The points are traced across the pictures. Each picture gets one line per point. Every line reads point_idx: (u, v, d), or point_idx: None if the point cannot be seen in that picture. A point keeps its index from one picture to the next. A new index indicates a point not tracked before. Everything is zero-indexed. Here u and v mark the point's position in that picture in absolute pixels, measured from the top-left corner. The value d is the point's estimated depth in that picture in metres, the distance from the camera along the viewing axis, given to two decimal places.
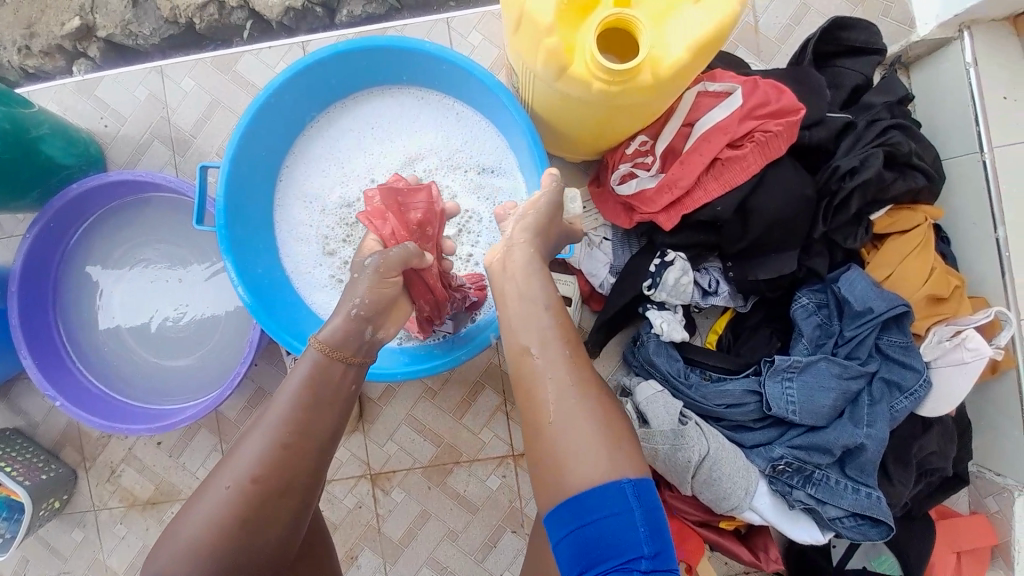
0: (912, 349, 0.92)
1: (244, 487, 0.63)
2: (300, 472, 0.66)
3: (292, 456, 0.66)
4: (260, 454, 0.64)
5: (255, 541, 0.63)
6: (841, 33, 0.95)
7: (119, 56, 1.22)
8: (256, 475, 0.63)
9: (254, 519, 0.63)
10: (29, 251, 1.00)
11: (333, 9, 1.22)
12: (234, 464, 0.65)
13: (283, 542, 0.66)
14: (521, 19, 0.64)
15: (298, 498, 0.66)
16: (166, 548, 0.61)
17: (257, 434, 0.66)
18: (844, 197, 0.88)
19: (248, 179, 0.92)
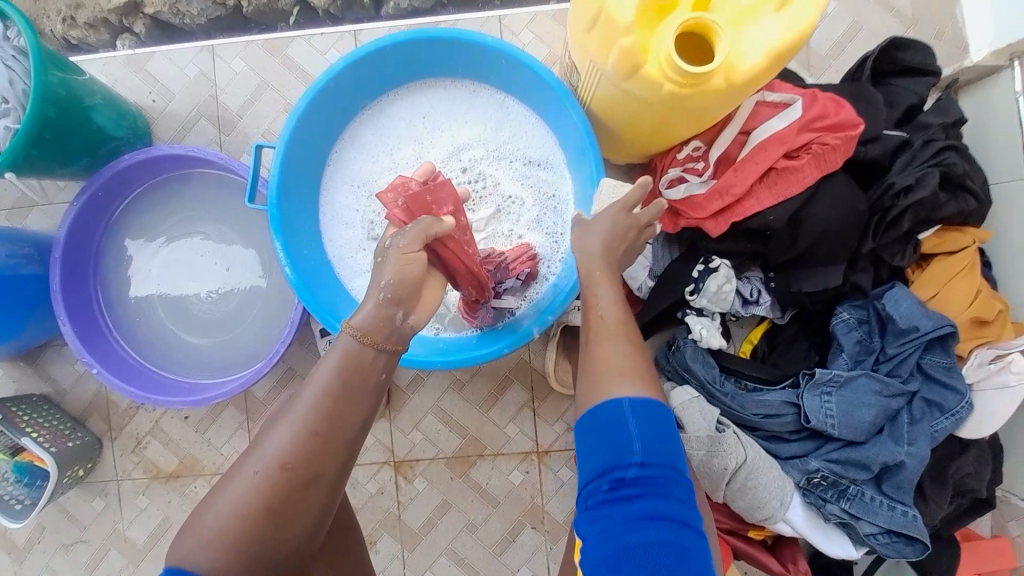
0: (955, 371, 0.93)
1: (273, 472, 0.61)
2: (333, 461, 0.64)
3: (321, 446, 0.63)
4: (292, 442, 0.62)
5: (282, 530, 0.61)
6: (898, 53, 0.95)
7: (161, 33, 1.19)
8: (287, 462, 0.61)
9: (282, 508, 0.61)
10: (73, 220, 1.00)
11: (379, 1, 1.18)
12: (267, 447, 0.63)
13: (311, 533, 0.63)
14: (599, 17, 0.65)
15: (330, 488, 0.64)
16: (194, 530, 0.59)
17: (288, 420, 0.64)
18: (897, 215, 0.89)
19: (301, 162, 0.93)
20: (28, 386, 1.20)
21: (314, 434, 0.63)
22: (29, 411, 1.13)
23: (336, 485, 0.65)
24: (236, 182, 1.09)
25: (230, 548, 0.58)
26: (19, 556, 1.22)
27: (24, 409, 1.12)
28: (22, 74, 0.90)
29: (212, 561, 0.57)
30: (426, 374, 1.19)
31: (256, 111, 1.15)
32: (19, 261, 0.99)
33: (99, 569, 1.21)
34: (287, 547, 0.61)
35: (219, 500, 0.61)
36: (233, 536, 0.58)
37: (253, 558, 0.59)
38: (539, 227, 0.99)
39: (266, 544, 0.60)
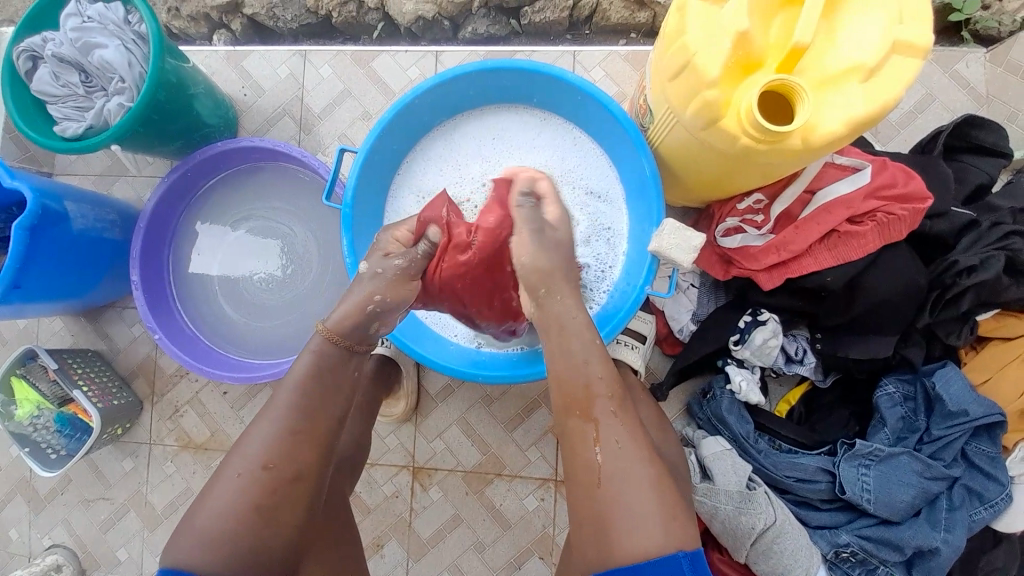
0: (999, 462, 0.90)
1: (257, 473, 0.67)
2: (312, 456, 0.70)
3: (300, 441, 0.70)
4: (269, 443, 0.68)
5: (272, 525, 0.66)
6: (972, 131, 0.96)
7: (257, 35, 1.26)
8: (268, 462, 0.67)
9: (269, 505, 0.66)
10: (161, 195, 1.08)
11: (459, 24, 1.21)
12: (248, 451, 0.68)
13: (302, 522, 0.70)
14: (686, 68, 0.68)
15: (314, 481, 0.70)
16: (184, 536, 0.65)
17: (265, 422, 0.70)
18: (957, 293, 0.88)
19: (376, 167, 0.97)
20: (85, 341, 1.27)
21: (295, 436, 0.69)
22: (85, 367, 1.19)
23: (318, 476, 0.71)
24: (310, 177, 1.16)
25: (226, 544, 0.64)
26: (39, 505, 1.26)
27: (80, 363, 1.18)
28: (140, 57, 0.96)
29: (207, 556, 0.63)
30: (456, 385, 1.21)
31: (336, 116, 1.20)
32: (104, 226, 1.07)
33: (115, 529, 1.24)
34: (282, 537, 0.67)
35: (207, 505, 0.66)
36: (226, 535, 0.64)
37: (248, 553, 0.65)
38: (592, 256, 1.02)
39: (258, 537, 0.65)
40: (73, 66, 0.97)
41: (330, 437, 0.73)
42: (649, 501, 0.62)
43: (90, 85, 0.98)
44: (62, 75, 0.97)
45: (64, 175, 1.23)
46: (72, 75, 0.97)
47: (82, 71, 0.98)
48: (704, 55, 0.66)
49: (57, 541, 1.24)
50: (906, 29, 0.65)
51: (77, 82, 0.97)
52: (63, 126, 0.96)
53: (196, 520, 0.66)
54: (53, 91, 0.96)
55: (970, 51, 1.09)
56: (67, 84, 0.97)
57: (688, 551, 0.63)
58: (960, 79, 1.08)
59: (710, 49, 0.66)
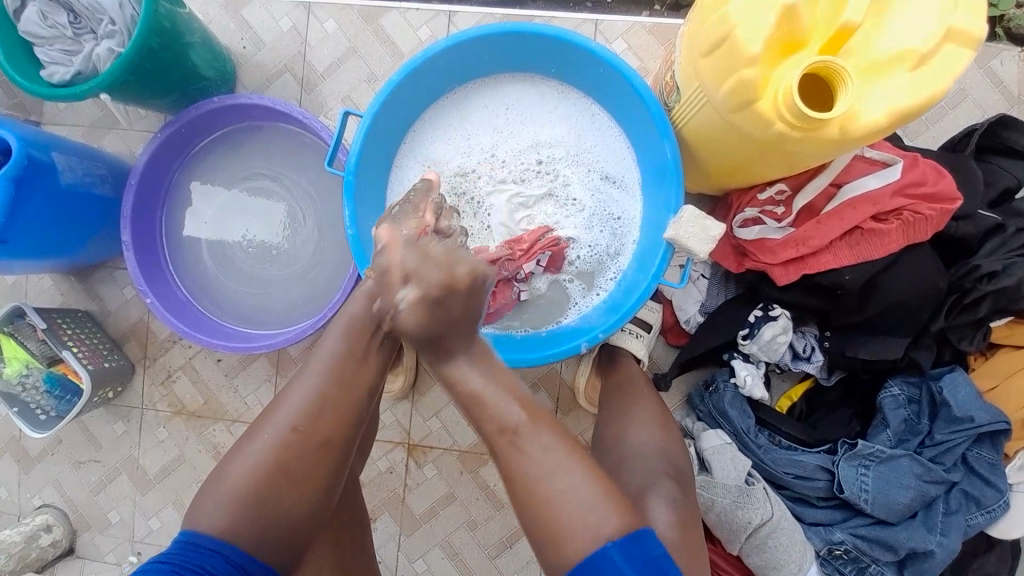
0: (1000, 470, 0.90)
1: (286, 434, 0.64)
2: (342, 427, 0.66)
3: (332, 407, 0.66)
4: (301, 405, 0.65)
5: (295, 488, 0.64)
6: (1004, 131, 0.92)
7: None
8: (296, 425, 0.64)
9: (294, 468, 0.64)
10: (153, 151, 1.03)
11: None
12: (279, 412, 0.66)
13: (327, 489, 0.67)
14: (723, 43, 0.64)
15: (342, 450, 0.67)
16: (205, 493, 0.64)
17: (299, 382, 0.67)
18: (976, 298, 0.87)
19: (382, 134, 0.93)
20: (75, 301, 1.23)
21: (327, 402, 0.66)
22: (75, 327, 1.16)
23: (346, 448, 0.67)
24: (312, 140, 1.11)
25: (243, 506, 0.62)
26: (28, 464, 1.24)
27: (69, 323, 1.15)
28: None
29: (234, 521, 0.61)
30: None
31: (340, 77, 1.14)
32: (94, 180, 1.02)
33: (106, 491, 1.23)
34: (305, 503, 0.64)
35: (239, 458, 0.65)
36: (245, 494, 0.63)
37: (268, 518, 0.63)
38: (601, 239, 0.98)
39: (279, 499, 0.63)
40: (62, 7, 0.92)
41: (363, 408, 0.69)
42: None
43: (78, 26, 0.92)
44: (50, 15, 0.91)
45: (52, 125, 1.17)
46: (60, 16, 0.91)
47: (71, 12, 0.92)
48: (747, 28, 0.61)
49: (47, 501, 1.24)
50: (962, 16, 0.61)
51: (65, 23, 0.91)
52: (50, 70, 0.91)
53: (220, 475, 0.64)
54: (40, 32, 0.90)
55: (1006, 47, 1.04)
56: (54, 25, 0.91)
57: (621, 538, 0.59)
58: (994, 75, 1.04)
59: (754, 23, 0.61)
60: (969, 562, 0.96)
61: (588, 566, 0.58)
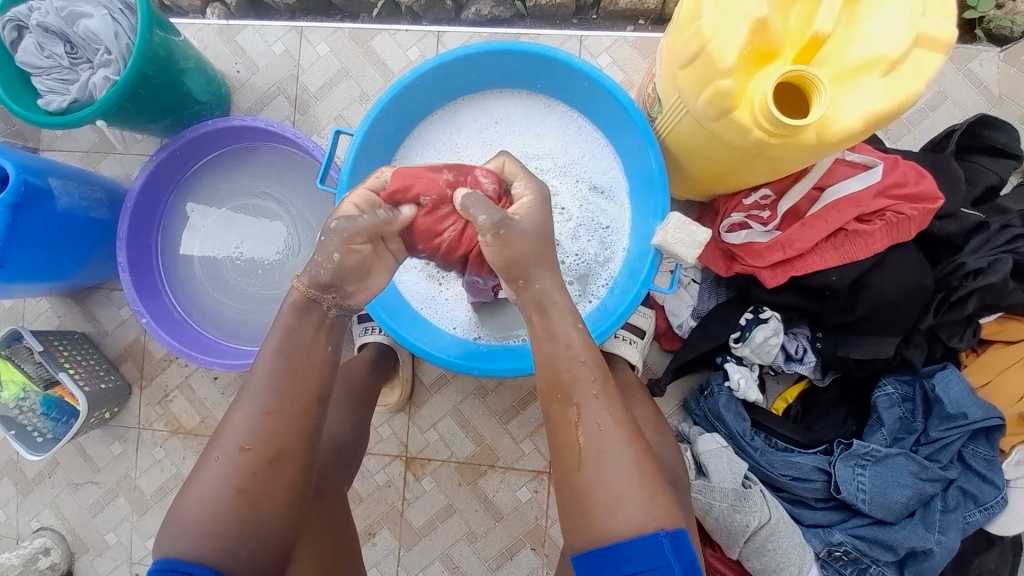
0: (995, 465, 0.90)
1: (235, 456, 0.64)
2: (293, 440, 0.66)
3: (281, 422, 0.66)
4: (246, 423, 0.65)
5: (259, 507, 0.64)
6: (984, 131, 0.94)
7: (252, 9, 1.19)
8: (245, 445, 0.64)
9: (252, 489, 0.64)
10: (147, 174, 1.04)
11: (462, 4, 1.15)
12: (226, 436, 0.65)
13: (294, 504, 0.67)
14: (700, 55, 0.65)
15: (301, 462, 0.67)
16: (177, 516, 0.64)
17: (245, 400, 0.67)
18: (963, 295, 0.88)
19: (372, 151, 0.94)
20: (72, 323, 1.24)
21: (283, 416, 0.66)
22: (71, 348, 1.16)
23: (304, 460, 0.67)
24: (304, 159, 1.12)
25: (217, 529, 0.62)
26: (26, 488, 1.24)
27: (66, 346, 1.15)
28: (127, 28, 0.92)
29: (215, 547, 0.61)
30: (450, 376, 1.20)
31: (332, 98, 1.16)
32: (90, 204, 1.03)
33: (104, 513, 1.23)
34: (273, 519, 0.65)
35: (193, 488, 0.64)
36: (216, 519, 0.62)
37: (238, 539, 0.63)
38: (591, 248, 0.99)
39: (247, 521, 0.63)
40: (58, 37, 0.93)
41: (315, 418, 0.68)
42: (647, 498, 0.62)
43: (75, 56, 0.94)
44: (47, 46, 0.93)
45: (49, 150, 1.19)
46: (56, 46, 0.93)
47: (67, 42, 0.94)
48: (721, 40, 0.63)
49: (45, 523, 1.23)
50: (930, 22, 0.63)
51: (61, 53, 0.93)
52: (46, 99, 0.92)
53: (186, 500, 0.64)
54: (37, 62, 0.92)
55: (985, 48, 1.06)
56: (52, 55, 0.93)
57: (671, 531, 0.61)
58: (973, 77, 1.06)
59: (728, 35, 0.63)
60: (970, 560, 0.96)
61: (622, 550, 0.60)
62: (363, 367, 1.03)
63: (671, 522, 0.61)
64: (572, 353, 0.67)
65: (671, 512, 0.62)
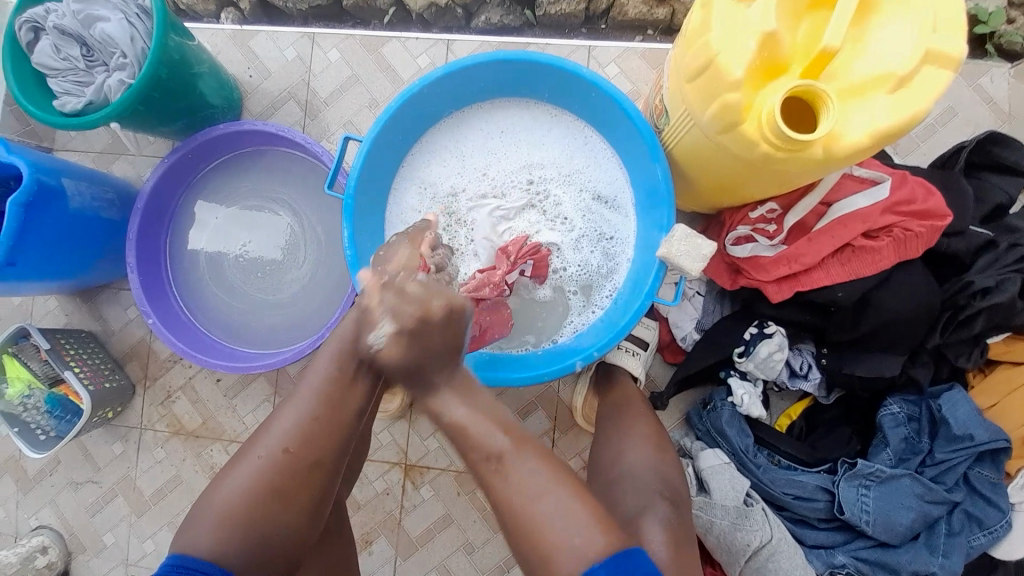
0: (1000, 489, 0.89)
1: (277, 456, 0.65)
2: (329, 448, 0.67)
3: (322, 428, 0.67)
4: (292, 424, 0.66)
5: (284, 508, 0.64)
6: (994, 148, 0.94)
7: (266, 15, 1.21)
8: (288, 446, 0.65)
9: (282, 490, 0.64)
10: (159, 176, 1.05)
11: (472, 12, 1.17)
12: (268, 435, 0.66)
13: (313, 511, 0.67)
14: (707, 69, 0.66)
15: (331, 473, 0.67)
16: (202, 508, 0.64)
17: (293, 402, 0.68)
18: (970, 314, 0.87)
19: (380, 157, 0.95)
20: (79, 321, 1.25)
21: (319, 419, 0.67)
22: (77, 346, 1.17)
23: (333, 471, 0.68)
24: (312, 163, 1.14)
25: (236, 538, 0.62)
26: (27, 485, 1.24)
27: (72, 344, 1.16)
28: (142, 32, 0.94)
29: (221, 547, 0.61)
30: None
31: (342, 103, 1.17)
32: (102, 205, 1.05)
33: (103, 512, 1.23)
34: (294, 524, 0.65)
35: (227, 480, 0.65)
36: (238, 511, 0.63)
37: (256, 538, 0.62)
38: (595, 259, 1.00)
39: (268, 518, 0.63)
40: (75, 40, 0.95)
41: (352, 431, 0.69)
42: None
43: (91, 59, 0.96)
44: (63, 48, 0.95)
45: (63, 150, 1.21)
46: (73, 48, 0.95)
47: (83, 45, 0.96)
48: (729, 54, 0.63)
49: (45, 522, 1.23)
50: (940, 39, 0.63)
51: (77, 56, 0.95)
52: (62, 101, 0.94)
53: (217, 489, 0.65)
54: (53, 63, 0.94)
55: (993, 66, 1.06)
56: (68, 57, 0.95)
57: (607, 558, 0.57)
58: (982, 94, 1.06)
59: (736, 49, 0.63)
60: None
61: None
62: None
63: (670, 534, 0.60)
64: None
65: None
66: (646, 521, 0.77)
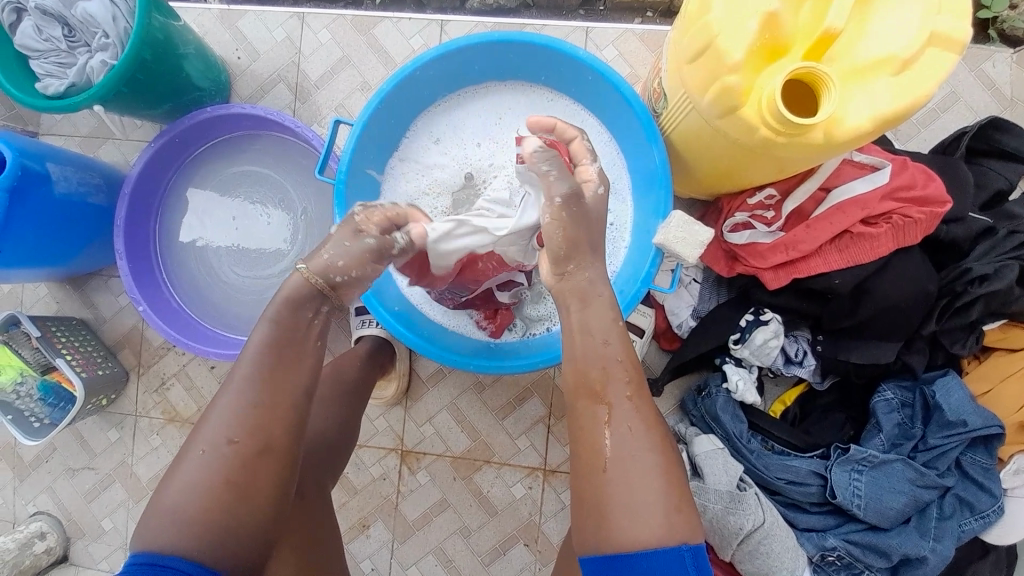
0: (992, 473, 0.90)
1: (226, 442, 0.62)
2: (277, 427, 0.65)
3: (265, 415, 0.64)
4: (231, 415, 0.63)
5: (245, 498, 0.62)
6: (995, 134, 0.92)
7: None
8: (232, 436, 0.63)
9: (241, 470, 0.62)
10: (146, 160, 1.03)
11: None
12: (215, 414, 0.64)
13: (278, 489, 0.65)
14: (706, 50, 0.64)
15: (287, 457, 0.66)
16: (159, 509, 0.61)
17: (228, 393, 0.65)
18: (968, 301, 0.87)
19: (373, 141, 0.92)
20: (70, 309, 1.23)
21: (276, 391, 0.66)
22: (69, 334, 1.16)
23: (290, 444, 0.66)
24: (304, 149, 1.11)
25: (201, 517, 0.60)
26: (24, 472, 1.24)
27: (63, 332, 1.15)
28: (125, 11, 0.91)
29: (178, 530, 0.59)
30: (448, 369, 1.19)
31: (334, 85, 1.14)
32: (88, 190, 1.02)
33: (100, 498, 1.23)
34: (258, 509, 0.63)
35: (177, 478, 0.62)
36: (207, 510, 0.60)
37: (224, 524, 0.61)
38: None
39: (239, 499, 0.62)
40: (56, 20, 0.92)
41: (299, 405, 0.67)
42: (661, 503, 0.60)
43: (73, 39, 0.93)
44: (45, 29, 0.92)
45: (48, 134, 1.18)
46: (55, 29, 0.92)
47: (65, 26, 0.93)
48: (729, 35, 0.62)
49: (43, 507, 1.24)
50: (945, 20, 0.61)
51: (59, 36, 0.92)
52: (44, 83, 0.91)
53: (165, 492, 0.62)
54: (36, 45, 0.92)
55: (999, 50, 1.04)
56: (50, 38, 0.92)
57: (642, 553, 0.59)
58: (987, 77, 1.04)
59: (735, 30, 0.62)
60: (965, 567, 0.95)
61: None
62: (356, 360, 1.01)
63: (688, 533, 0.60)
64: (584, 354, 0.66)
65: (686, 521, 0.61)
66: None
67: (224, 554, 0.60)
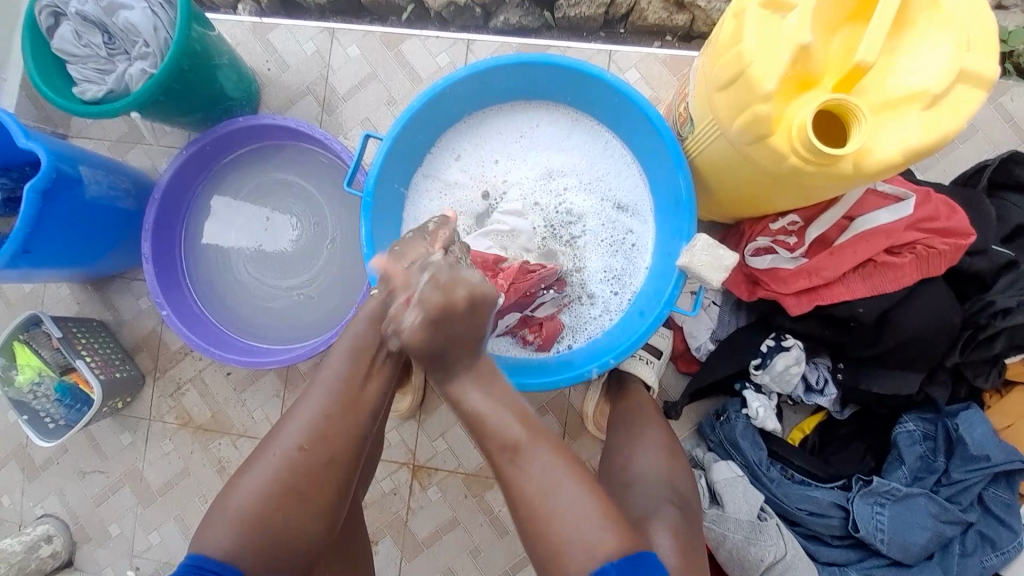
0: (1014, 509, 0.88)
1: (289, 455, 0.65)
2: (342, 447, 0.67)
3: (328, 431, 0.67)
4: (302, 429, 0.66)
5: (301, 514, 0.64)
6: (1016, 168, 0.93)
7: (283, 6, 1.21)
8: (300, 447, 0.65)
9: (301, 485, 0.64)
10: (178, 167, 1.06)
11: (490, 13, 1.16)
12: (285, 430, 0.67)
13: (330, 508, 0.67)
14: (738, 79, 0.66)
15: (343, 478, 0.68)
16: (214, 514, 0.64)
17: (300, 408, 0.68)
18: (991, 335, 0.87)
19: (401, 156, 0.94)
20: (90, 311, 1.25)
21: (336, 405, 0.69)
22: (88, 336, 1.17)
23: (350, 463, 0.68)
24: (329, 160, 1.13)
25: (255, 525, 0.62)
26: (33, 473, 1.24)
27: (84, 333, 1.16)
28: (165, 22, 0.94)
29: (233, 541, 0.61)
30: None
31: (360, 99, 1.17)
32: (118, 194, 1.04)
33: (109, 503, 1.23)
34: (312, 527, 0.65)
35: (237, 488, 0.65)
36: (261, 520, 0.63)
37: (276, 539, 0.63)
38: (614, 267, 0.99)
39: (293, 514, 0.64)
40: (96, 27, 0.96)
41: (363, 429, 0.70)
42: None
43: (112, 47, 0.96)
44: (85, 35, 0.95)
45: (79, 138, 1.21)
46: (95, 36, 0.95)
47: (105, 33, 0.96)
48: (762, 65, 0.63)
49: (50, 510, 1.23)
50: (974, 58, 0.62)
51: (99, 43, 0.95)
52: (83, 88, 0.94)
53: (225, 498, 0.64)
54: (74, 50, 0.94)
55: (1016, 84, 1.05)
56: (89, 44, 0.95)
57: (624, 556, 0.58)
58: (1005, 110, 1.05)
59: (767, 61, 0.63)
60: None
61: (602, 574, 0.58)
62: None
63: None
64: None
65: None
66: (648, 525, 0.76)
67: (270, 565, 0.63)
